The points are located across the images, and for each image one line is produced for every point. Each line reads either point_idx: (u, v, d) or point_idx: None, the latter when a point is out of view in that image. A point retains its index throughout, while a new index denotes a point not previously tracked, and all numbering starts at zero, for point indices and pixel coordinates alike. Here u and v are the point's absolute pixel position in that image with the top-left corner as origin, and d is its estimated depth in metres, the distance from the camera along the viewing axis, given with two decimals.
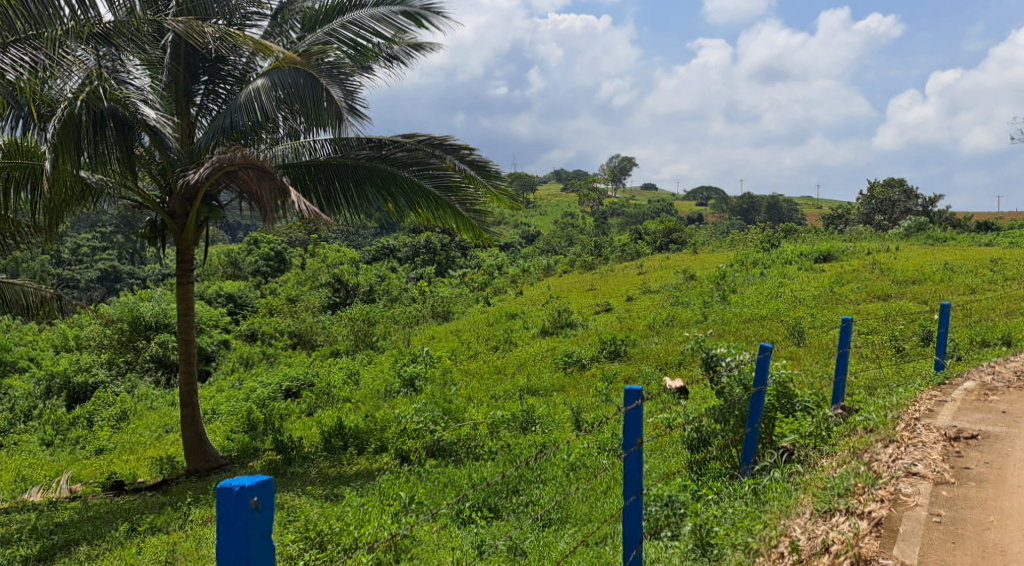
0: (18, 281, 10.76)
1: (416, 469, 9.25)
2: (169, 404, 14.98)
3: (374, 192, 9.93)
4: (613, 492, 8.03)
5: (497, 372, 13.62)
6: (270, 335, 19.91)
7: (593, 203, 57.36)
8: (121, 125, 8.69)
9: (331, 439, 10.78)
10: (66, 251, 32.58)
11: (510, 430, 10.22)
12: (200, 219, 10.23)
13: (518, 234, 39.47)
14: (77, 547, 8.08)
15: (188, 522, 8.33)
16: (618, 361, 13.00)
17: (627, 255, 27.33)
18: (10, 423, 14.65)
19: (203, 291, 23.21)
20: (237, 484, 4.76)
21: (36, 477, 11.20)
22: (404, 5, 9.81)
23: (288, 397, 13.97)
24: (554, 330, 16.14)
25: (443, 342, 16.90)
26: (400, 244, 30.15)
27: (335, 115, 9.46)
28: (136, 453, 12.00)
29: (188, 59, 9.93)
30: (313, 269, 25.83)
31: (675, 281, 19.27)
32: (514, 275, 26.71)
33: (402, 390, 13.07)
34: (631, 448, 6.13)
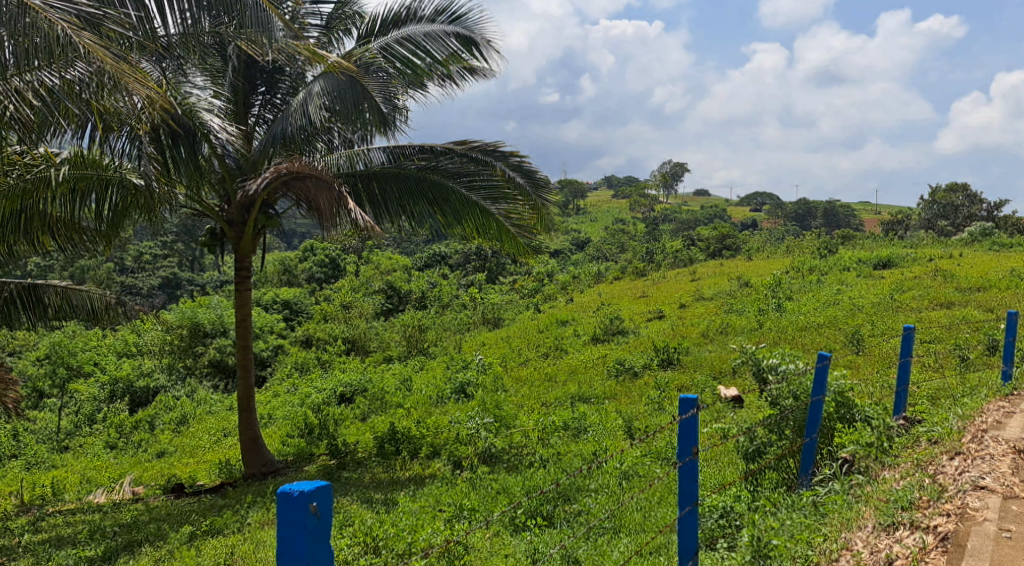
0: (84, 286, 11.03)
1: (468, 475, 9.27)
2: (226, 408, 15.25)
3: (425, 204, 10.01)
4: (667, 502, 7.95)
5: (549, 378, 13.61)
6: (324, 340, 20.20)
7: (645, 209, 57.11)
8: (191, 137, 9.22)
9: (384, 444, 10.87)
10: (128, 259, 33.50)
11: (562, 437, 10.18)
12: (257, 227, 10.44)
13: (569, 241, 39.46)
14: (140, 548, 8.26)
15: (247, 525, 8.48)
16: (671, 369, 12.89)
17: (680, 261, 27.10)
18: (75, 426, 15.06)
19: (260, 299, 23.64)
20: (297, 489, 4.81)
21: (100, 480, 11.51)
22: (458, 28, 9.97)
23: (343, 402, 14.16)
24: (605, 337, 16.08)
25: (495, 349, 16.94)
26: (452, 252, 30.37)
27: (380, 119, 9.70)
28: (196, 457, 12.26)
29: (248, 69, 10.24)
30: (366, 276, 26.13)
31: (729, 288, 19.04)
32: (565, 282, 26.67)
33: (453, 396, 13.18)
34: (687, 457, 6.05)
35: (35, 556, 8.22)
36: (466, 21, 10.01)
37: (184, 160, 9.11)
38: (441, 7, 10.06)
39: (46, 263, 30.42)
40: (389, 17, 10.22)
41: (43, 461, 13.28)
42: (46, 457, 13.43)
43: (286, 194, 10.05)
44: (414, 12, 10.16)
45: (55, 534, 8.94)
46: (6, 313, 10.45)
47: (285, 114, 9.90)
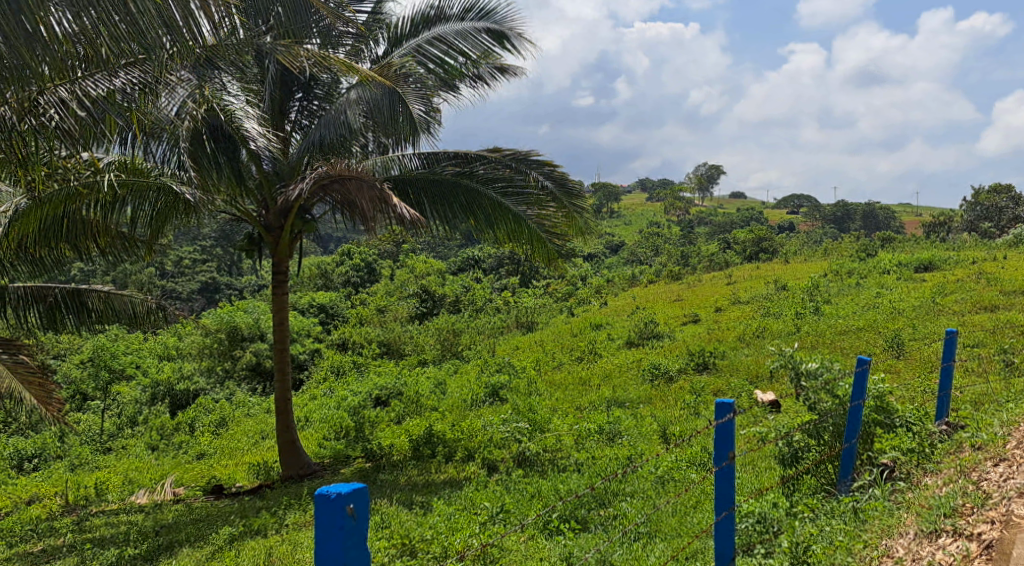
0: (127, 292, 11.24)
1: (503, 479, 9.29)
2: (265, 411, 15.42)
3: (458, 209, 10.05)
4: (704, 507, 7.89)
5: (583, 382, 13.58)
6: (360, 344, 20.35)
7: (680, 212, 56.83)
8: (230, 141, 9.41)
9: (419, 447, 10.91)
10: (169, 264, 34.03)
11: (597, 442, 10.15)
12: (295, 232, 10.59)
13: (603, 245, 39.39)
14: (180, 549, 8.37)
15: (285, 526, 8.57)
16: (707, 374, 12.80)
17: (716, 265, 26.92)
18: (118, 427, 15.33)
19: (297, 303, 23.89)
20: (334, 491, 4.84)
21: (142, 481, 11.71)
22: (488, 23, 10.01)
23: (378, 405, 14.27)
24: (640, 341, 16.01)
25: (529, 352, 16.94)
26: (485, 256, 30.47)
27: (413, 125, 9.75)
28: (235, 458, 12.42)
29: (284, 77, 10.38)
30: (402, 281, 26.30)
31: (766, 291, 18.85)
32: (599, 286, 26.61)
33: (487, 399, 13.24)
34: (723, 462, 6.01)
35: (79, 555, 8.37)
36: (495, 16, 10.02)
37: (225, 166, 9.31)
38: (470, 5, 10.10)
39: (89, 268, 31.02)
40: (418, 18, 10.26)
41: (87, 461, 13.54)
42: (90, 458, 13.70)
43: (324, 198, 10.16)
44: (443, 12, 10.19)
45: (99, 534, 9.11)
46: (51, 317, 10.65)
47: (322, 120, 10.00)
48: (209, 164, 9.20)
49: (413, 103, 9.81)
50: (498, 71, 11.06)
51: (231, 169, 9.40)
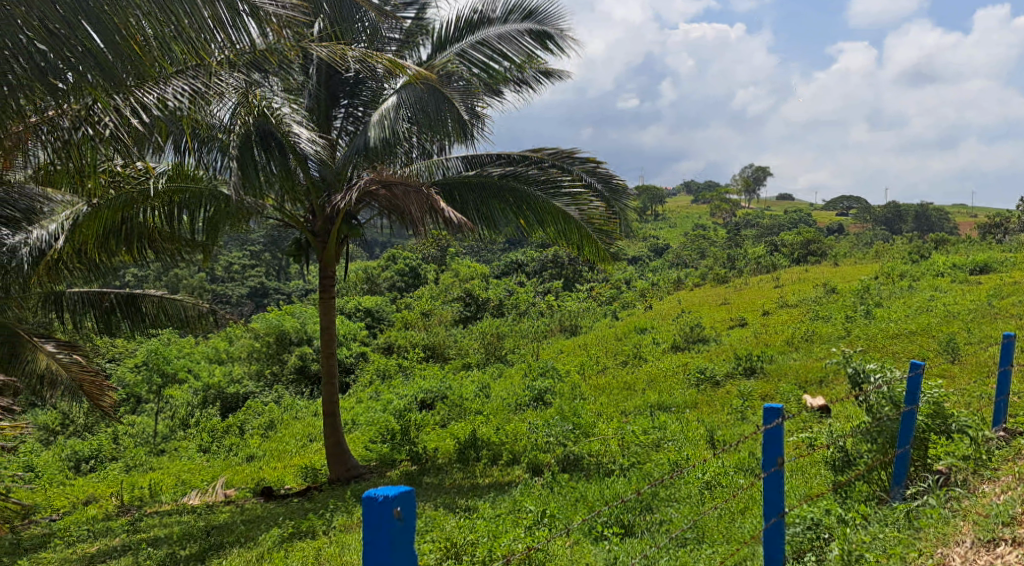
0: (179, 296, 11.44)
1: (548, 483, 9.28)
2: (312, 413, 15.61)
3: (505, 210, 10.06)
4: (752, 513, 7.80)
5: (628, 387, 13.50)
6: (405, 348, 20.50)
7: (726, 214, 56.23)
8: (279, 146, 9.48)
9: (465, 450, 10.97)
10: (219, 269, 34.65)
11: (642, 447, 10.06)
12: (341, 237, 10.76)
13: (647, 248, 39.18)
14: (231, 549, 8.49)
15: (332, 528, 8.66)
16: (754, 378, 12.64)
17: (763, 268, 26.56)
18: (170, 429, 15.64)
19: (343, 307, 24.16)
20: (382, 493, 4.86)
21: (194, 483, 11.92)
22: (532, 24, 10.07)
23: (423, 409, 14.36)
24: (686, 345, 15.88)
25: (573, 356, 16.90)
26: (528, 259, 30.48)
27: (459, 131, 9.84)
28: (283, 461, 12.60)
29: (331, 83, 10.52)
30: (446, 285, 26.45)
31: (815, 294, 18.56)
32: (643, 289, 26.42)
33: (532, 404, 13.26)
34: (771, 468, 5.92)
35: (133, 555, 8.56)
36: (538, 17, 10.08)
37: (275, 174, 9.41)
38: (513, 7, 10.15)
39: (142, 274, 31.72)
40: (462, 22, 10.31)
41: (141, 463, 13.84)
42: (144, 459, 14.00)
43: (370, 203, 10.31)
44: (486, 15, 10.23)
45: (152, 535, 9.30)
46: (106, 321, 10.91)
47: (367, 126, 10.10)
48: (257, 171, 9.26)
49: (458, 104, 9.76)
50: (543, 75, 11.08)
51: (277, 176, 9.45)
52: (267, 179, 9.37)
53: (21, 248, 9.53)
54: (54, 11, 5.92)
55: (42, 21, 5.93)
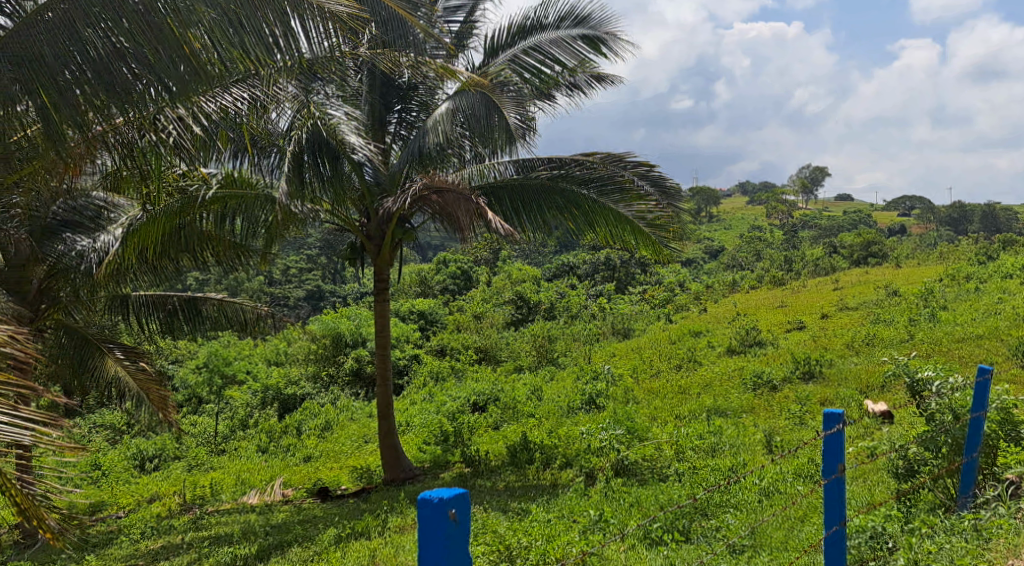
0: (238, 299, 11.65)
1: (601, 487, 9.23)
2: (367, 414, 15.77)
3: (555, 212, 10.06)
4: (811, 520, 7.65)
5: (682, 391, 13.38)
6: (458, 350, 20.58)
7: (782, 215, 55.32)
8: (333, 155, 9.50)
9: (517, 454, 11.01)
10: (276, 272, 35.33)
11: (698, 452, 9.98)
12: (395, 240, 10.88)
13: (701, 250, 38.82)
14: (290, 548, 8.57)
15: (387, 529, 8.72)
16: (813, 383, 12.42)
17: (821, 270, 26.08)
18: (231, 428, 15.95)
19: (398, 309, 24.41)
20: (436, 496, 4.63)
21: (253, 482, 12.14)
22: (583, 30, 10.05)
23: (476, 411, 14.41)
24: (741, 349, 15.67)
25: (625, 359, 16.81)
26: (580, 261, 30.42)
27: (509, 135, 9.70)
28: (340, 461, 12.78)
29: (383, 87, 10.64)
30: (498, 288, 26.55)
31: (876, 297, 18.14)
32: (698, 291, 26.09)
33: (584, 407, 13.23)
34: (832, 475, 5.80)
35: (195, 553, 8.72)
36: (590, 22, 10.06)
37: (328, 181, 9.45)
38: (565, 12, 10.15)
39: (203, 278, 32.47)
40: (514, 29, 10.35)
41: (203, 462, 14.15)
42: (205, 458, 14.32)
43: (423, 208, 10.39)
44: (539, 22, 10.26)
45: (213, 533, 9.46)
46: (169, 323, 11.19)
47: (421, 131, 10.19)
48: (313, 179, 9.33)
49: (510, 111, 9.69)
50: (596, 79, 11.04)
51: (327, 183, 9.51)
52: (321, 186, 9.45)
53: (88, 253, 9.75)
54: (121, 22, 6.09)
55: (113, 34, 6.11)
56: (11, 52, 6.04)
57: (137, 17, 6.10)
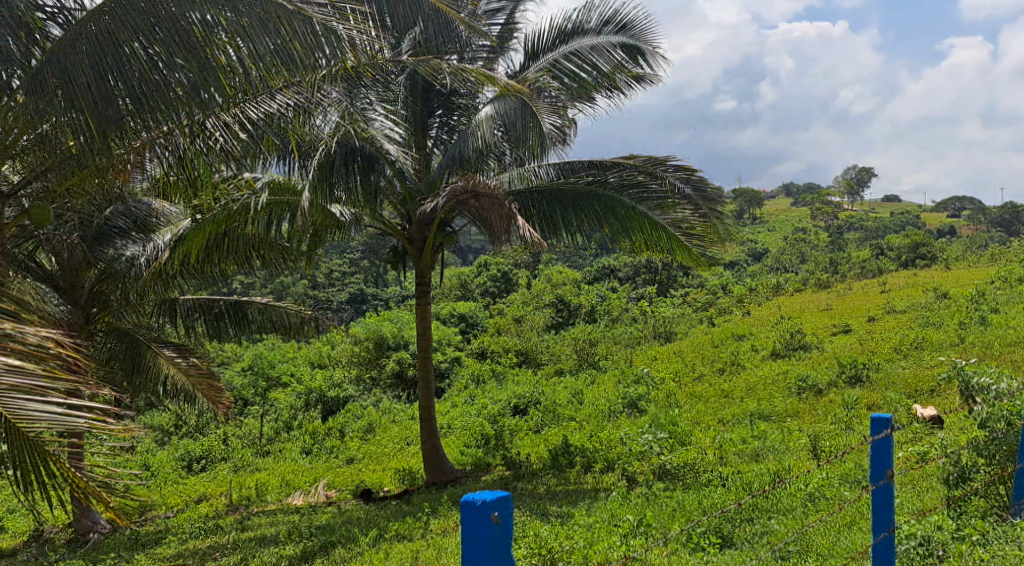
0: (282, 303, 11.81)
1: (643, 491, 9.17)
2: (409, 417, 15.87)
3: (591, 218, 10.02)
4: (858, 526, 7.54)
5: (725, 395, 13.26)
6: (498, 353, 20.62)
7: (828, 216, 54.48)
8: (371, 158, 9.51)
9: (558, 457, 11.02)
10: (320, 276, 35.77)
11: (741, 457, 9.90)
12: (436, 244, 10.95)
13: (744, 252, 38.46)
14: (334, 549, 8.65)
15: (429, 531, 8.77)
16: (860, 387, 12.21)
17: (868, 273, 25.64)
18: (276, 430, 16.19)
19: (439, 313, 24.54)
20: (480, 498, 4.41)
21: (298, 483, 12.29)
22: (625, 38, 10.08)
23: (517, 414, 14.44)
24: (785, 352, 15.47)
25: (667, 363, 16.70)
26: (621, 265, 30.33)
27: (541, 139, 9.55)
28: (382, 463, 12.87)
29: (424, 93, 10.66)
30: (538, 291, 26.57)
31: (924, 300, 17.78)
32: (740, 293, 25.79)
33: (626, 410, 13.17)
34: (880, 480, 5.71)
35: (241, 553, 8.83)
36: (631, 30, 10.09)
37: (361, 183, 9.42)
38: (607, 18, 10.17)
39: (249, 282, 32.97)
40: (555, 32, 10.37)
41: (248, 463, 14.35)
42: (251, 460, 14.52)
43: (462, 212, 10.44)
44: (581, 26, 10.28)
45: (259, 534, 9.59)
46: (215, 326, 11.38)
47: (461, 136, 10.28)
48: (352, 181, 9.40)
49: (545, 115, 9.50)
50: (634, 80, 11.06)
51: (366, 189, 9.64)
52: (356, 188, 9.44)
53: (137, 260, 10.03)
54: (160, 32, 6.19)
55: (156, 44, 6.20)
56: (56, 66, 6.19)
57: (177, 26, 6.20)
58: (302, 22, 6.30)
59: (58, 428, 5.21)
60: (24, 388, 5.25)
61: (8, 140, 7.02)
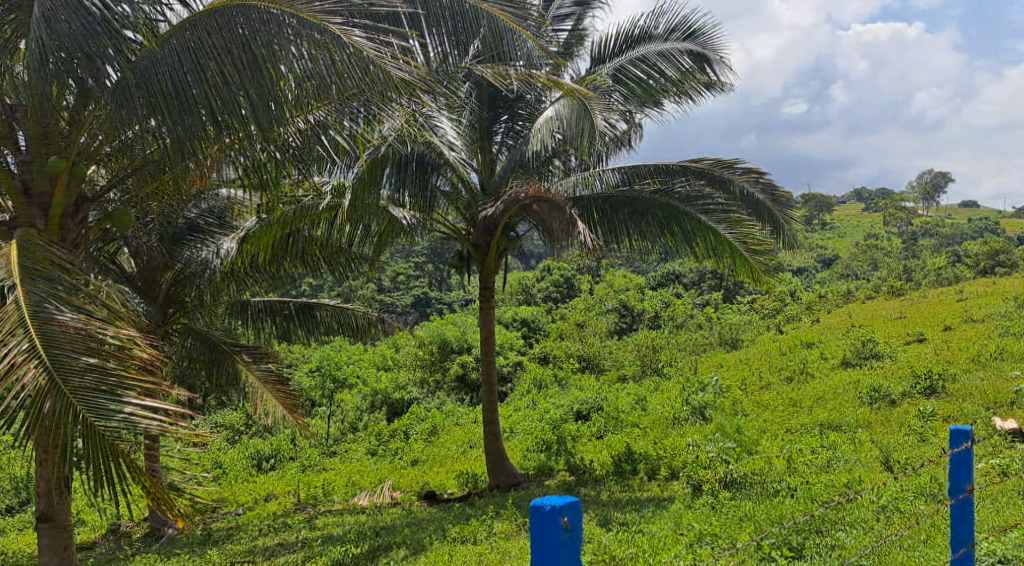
0: (350, 305, 11.99)
1: (708, 500, 9.03)
2: (472, 420, 15.93)
3: (655, 226, 9.91)
4: (935, 541, 7.30)
5: (793, 404, 13.00)
6: (561, 358, 20.60)
7: (902, 223, 52.98)
8: (425, 162, 9.58)
9: (622, 463, 10.95)
10: (385, 280, 36.29)
11: (810, 467, 9.70)
12: (500, 249, 10.99)
13: (814, 259, 37.70)
14: (399, 550, 8.73)
15: (493, 534, 8.80)
16: (935, 398, 11.84)
17: (943, 280, 24.86)
18: (342, 432, 16.46)
19: (501, 317, 24.62)
20: (548, 503, 4.37)
21: (363, 484, 12.46)
22: (693, 44, 10.03)
23: (579, 419, 14.40)
24: (857, 361, 15.11)
25: (734, 371, 16.45)
26: (686, 270, 30.05)
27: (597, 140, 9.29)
28: (446, 466, 12.96)
29: (490, 100, 10.71)
30: (601, 296, 26.48)
31: (1004, 309, 17.17)
32: (809, 300, 25.26)
33: (690, 417, 13.00)
34: (960, 494, 5.53)
35: (309, 551, 8.98)
36: (700, 38, 10.06)
37: (414, 186, 9.55)
38: (675, 24, 10.14)
39: (317, 284, 33.65)
40: (622, 37, 10.34)
41: (316, 463, 14.59)
42: (318, 460, 14.77)
43: (525, 217, 10.45)
44: (648, 32, 10.25)
45: (327, 533, 9.73)
46: (285, 327, 11.62)
47: (526, 139, 10.32)
48: (409, 186, 9.57)
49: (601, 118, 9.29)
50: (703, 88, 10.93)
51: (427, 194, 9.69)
52: (405, 192, 9.59)
53: (213, 260, 10.23)
54: (239, 41, 6.35)
55: (233, 56, 6.35)
56: (140, 78, 6.43)
57: (249, 43, 6.35)
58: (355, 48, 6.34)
59: (132, 429, 5.39)
60: (98, 389, 5.44)
61: (92, 147, 7.28)
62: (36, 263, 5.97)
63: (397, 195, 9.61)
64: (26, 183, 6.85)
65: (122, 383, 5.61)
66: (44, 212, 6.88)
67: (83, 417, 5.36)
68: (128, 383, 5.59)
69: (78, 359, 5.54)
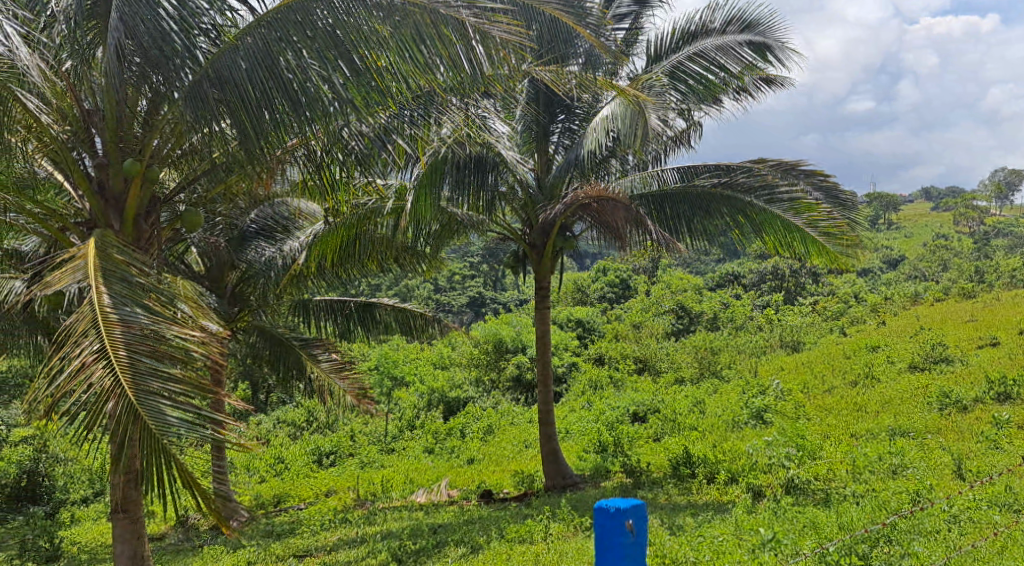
0: (408, 304, 12.03)
1: (771, 505, 8.81)
2: (527, 420, 15.87)
3: (718, 219, 9.77)
4: (1013, 553, 7.01)
5: (858, 408, 12.66)
6: (617, 359, 20.42)
7: (971, 223, 51.37)
8: (481, 161, 9.52)
9: (680, 466, 10.76)
10: (441, 280, 36.46)
11: (876, 473, 9.43)
12: (556, 249, 10.91)
13: (879, 261, 36.82)
14: (455, 547, 8.71)
15: (550, 534, 8.71)
16: (1009, 404, 11.41)
17: (1016, 282, 24.00)
18: (399, 430, 16.53)
19: (556, 317, 24.52)
20: (613, 505, 4.29)
21: (421, 481, 12.49)
22: (751, 35, 9.83)
23: (636, 420, 14.25)
24: (925, 365, 14.66)
25: (795, 374, 16.10)
26: (745, 271, 29.55)
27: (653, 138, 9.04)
28: (501, 465, 12.92)
29: (546, 101, 10.67)
30: (658, 296, 26.18)
31: None
32: (875, 301, 24.63)
33: (750, 421, 12.74)
34: None
35: (367, 546, 9.01)
36: (758, 28, 9.84)
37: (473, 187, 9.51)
38: (731, 17, 9.96)
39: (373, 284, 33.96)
40: (679, 33, 10.21)
41: (373, 460, 14.68)
42: (376, 457, 14.85)
43: (583, 217, 10.36)
44: (705, 26, 10.09)
45: (385, 529, 9.76)
46: (343, 325, 11.70)
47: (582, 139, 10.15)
48: (467, 187, 9.50)
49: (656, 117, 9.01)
50: (765, 82, 10.68)
51: (484, 193, 9.69)
52: (465, 192, 9.52)
53: (275, 259, 10.34)
54: (310, 44, 6.37)
55: (305, 58, 6.39)
56: (213, 80, 6.46)
57: (322, 43, 6.36)
58: (435, 40, 6.38)
59: (189, 436, 5.40)
60: (160, 393, 5.46)
61: (164, 150, 7.39)
62: (111, 264, 6.09)
63: (456, 197, 9.55)
64: (104, 185, 7.00)
65: (183, 388, 5.63)
66: (119, 214, 7.01)
67: (143, 421, 5.38)
68: (189, 388, 5.60)
69: (143, 362, 5.59)
